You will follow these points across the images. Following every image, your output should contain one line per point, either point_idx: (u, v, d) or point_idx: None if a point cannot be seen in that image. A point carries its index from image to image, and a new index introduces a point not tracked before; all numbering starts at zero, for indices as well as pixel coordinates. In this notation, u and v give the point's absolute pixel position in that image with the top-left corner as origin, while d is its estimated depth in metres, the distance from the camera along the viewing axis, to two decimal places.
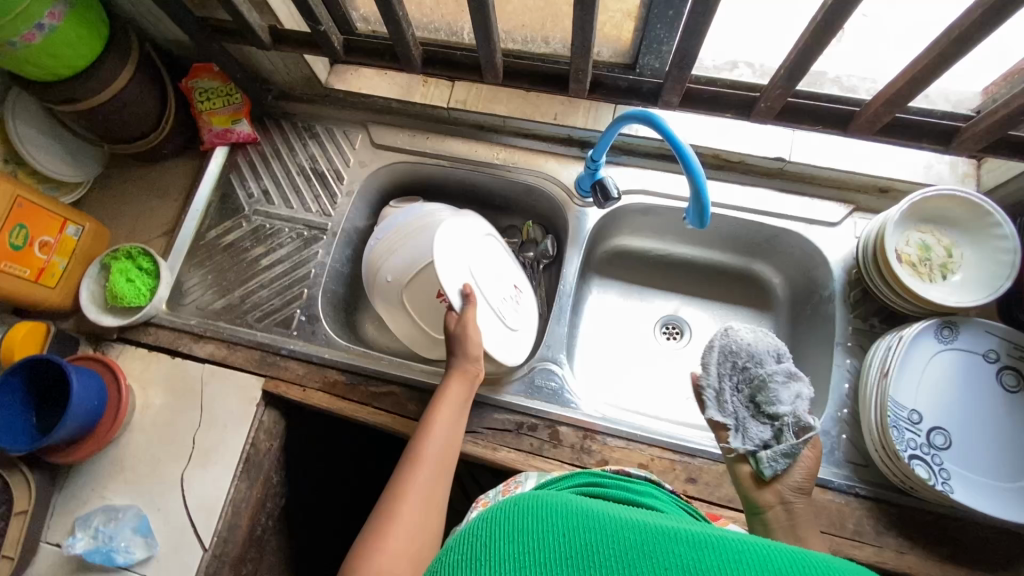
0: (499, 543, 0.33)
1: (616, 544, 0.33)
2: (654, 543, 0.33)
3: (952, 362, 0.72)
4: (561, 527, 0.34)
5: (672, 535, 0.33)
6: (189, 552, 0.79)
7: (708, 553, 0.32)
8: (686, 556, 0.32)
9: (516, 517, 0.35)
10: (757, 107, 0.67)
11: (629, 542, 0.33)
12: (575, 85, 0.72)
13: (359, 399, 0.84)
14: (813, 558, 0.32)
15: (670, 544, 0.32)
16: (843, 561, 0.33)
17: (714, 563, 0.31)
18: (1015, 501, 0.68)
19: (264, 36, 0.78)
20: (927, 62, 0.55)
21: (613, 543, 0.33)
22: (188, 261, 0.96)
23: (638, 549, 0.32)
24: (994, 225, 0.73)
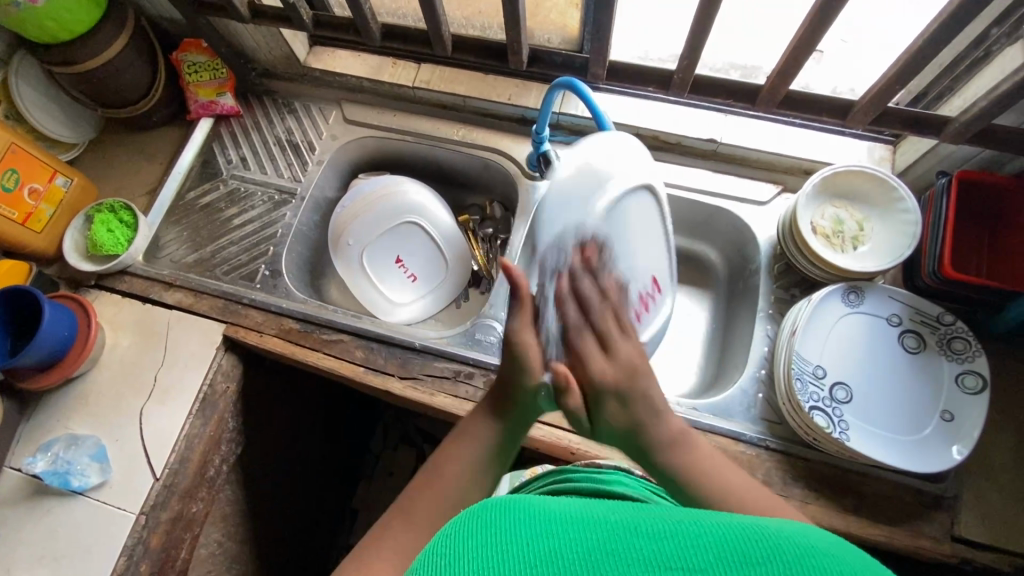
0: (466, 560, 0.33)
1: (580, 546, 0.33)
2: (615, 540, 0.33)
3: (856, 323, 0.77)
4: (528, 536, 0.33)
5: (632, 529, 0.34)
6: (141, 479, 0.84)
7: (665, 544, 0.32)
8: (644, 549, 0.32)
9: (480, 525, 0.35)
10: (672, 81, 0.75)
11: (591, 544, 0.32)
12: (514, 57, 0.81)
13: (311, 345, 0.90)
14: (784, 544, 0.32)
15: (629, 538, 0.33)
16: (813, 542, 0.32)
17: (668, 553, 0.31)
18: (909, 452, 0.71)
19: (243, 9, 0.87)
20: (804, 31, 0.62)
21: (575, 545, 0.33)
22: (166, 218, 1.03)
23: (603, 547, 0.32)
24: (899, 200, 0.79)
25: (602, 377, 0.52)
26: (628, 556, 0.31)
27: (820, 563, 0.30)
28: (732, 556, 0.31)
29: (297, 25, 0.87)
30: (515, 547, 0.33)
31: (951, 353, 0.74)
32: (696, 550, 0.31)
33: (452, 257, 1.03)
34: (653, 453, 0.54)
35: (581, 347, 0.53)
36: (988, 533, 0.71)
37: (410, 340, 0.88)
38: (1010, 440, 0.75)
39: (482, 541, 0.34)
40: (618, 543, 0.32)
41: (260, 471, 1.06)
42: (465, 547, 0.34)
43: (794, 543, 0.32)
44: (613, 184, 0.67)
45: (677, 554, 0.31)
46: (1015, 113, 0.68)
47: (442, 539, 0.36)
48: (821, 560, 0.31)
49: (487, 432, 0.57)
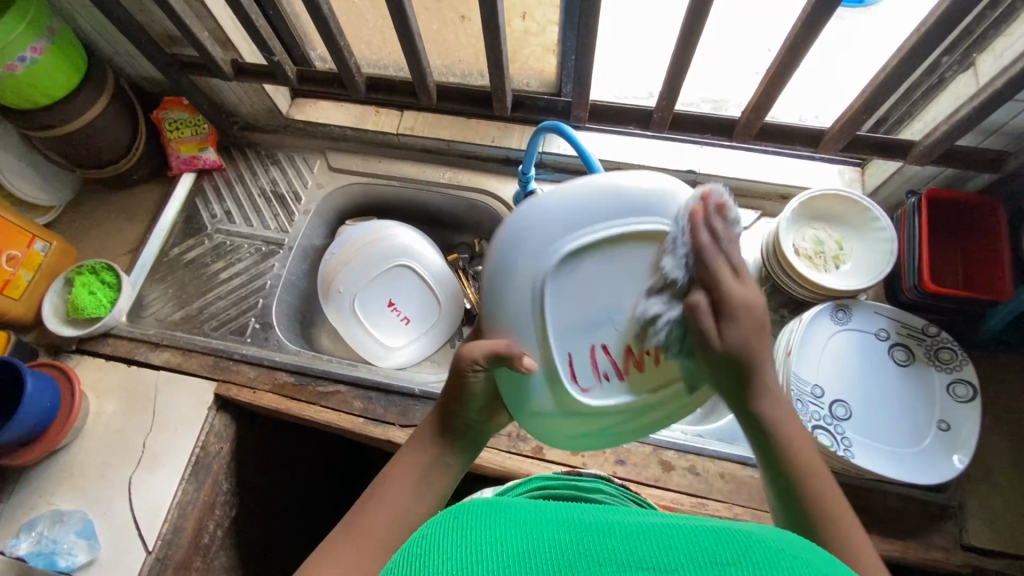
0: (437, 560, 0.33)
1: (552, 545, 0.33)
2: (590, 543, 0.33)
3: (847, 340, 0.79)
4: (500, 539, 0.34)
5: (607, 532, 0.34)
6: (132, 554, 0.80)
7: (638, 546, 0.32)
8: (616, 549, 0.32)
9: (457, 528, 0.35)
10: (652, 118, 0.78)
11: (565, 545, 0.33)
12: (498, 104, 0.83)
13: (307, 398, 0.88)
14: (759, 550, 0.31)
15: (604, 541, 0.33)
16: (785, 544, 0.32)
17: (641, 554, 0.32)
18: (915, 465, 0.72)
19: (226, 68, 0.89)
20: (774, 69, 0.66)
21: (549, 547, 0.33)
22: (150, 277, 1.01)
23: (574, 548, 0.33)
24: (874, 220, 0.82)
25: (740, 299, 0.49)
26: (600, 557, 0.32)
27: (792, 562, 0.30)
28: (704, 557, 0.31)
29: (282, 81, 0.88)
30: (484, 546, 0.34)
31: (939, 363, 0.77)
32: (666, 551, 0.31)
33: (444, 297, 1.03)
34: (752, 393, 0.51)
35: (716, 270, 0.50)
36: (993, 537, 0.73)
37: (409, 387, 0.87)
38: (1006, 444, 0.77)
39: (453, 537, 0.34)
40: (590, 545, 0.33)
41: (254, 533, 1.01)
42: (440, 548, 0.34)
43: (767, 546, 0.32)
44: (536, 238, 0.52)
45: (649, 556, 0.32)
46: (973, 134, 0.74)
47: (418, 533, 0.37)
48: (792, 559, 0.31)
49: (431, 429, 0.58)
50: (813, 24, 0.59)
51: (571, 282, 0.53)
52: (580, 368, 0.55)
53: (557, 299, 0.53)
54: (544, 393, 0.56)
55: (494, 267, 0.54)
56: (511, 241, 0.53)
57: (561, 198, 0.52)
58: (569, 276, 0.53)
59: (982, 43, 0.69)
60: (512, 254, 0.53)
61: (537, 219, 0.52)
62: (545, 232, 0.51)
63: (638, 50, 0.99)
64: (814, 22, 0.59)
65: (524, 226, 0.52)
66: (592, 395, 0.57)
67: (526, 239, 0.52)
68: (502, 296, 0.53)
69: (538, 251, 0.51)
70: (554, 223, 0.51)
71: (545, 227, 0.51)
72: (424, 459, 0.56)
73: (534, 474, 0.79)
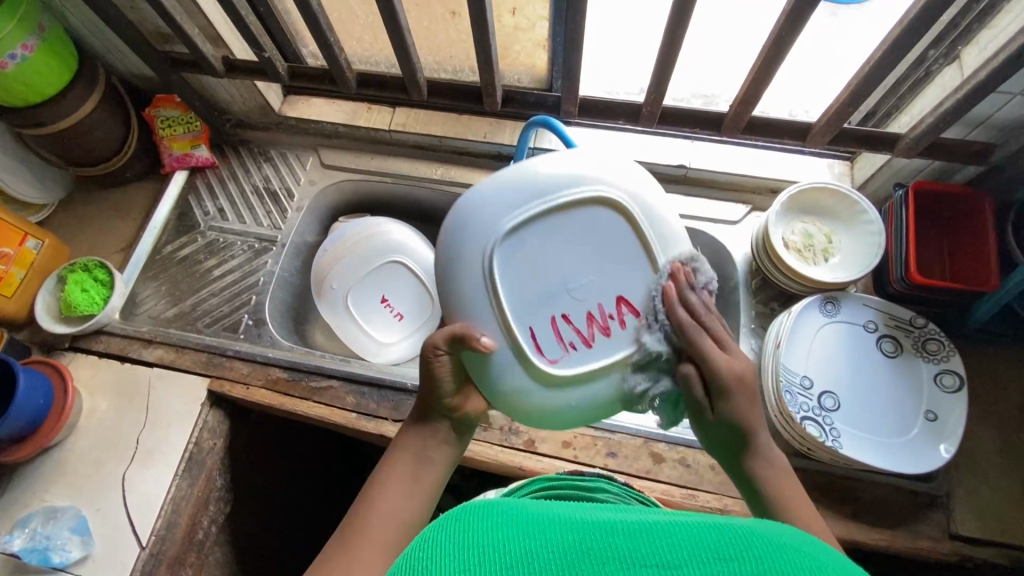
0: (446, 561, 0.35)
1: (556, 546, 0.35)
2: (593, 541, 0.35)
3: (835, 332, 0.80)
4: (505, 540, 0.36)
5: (609, 531, 0.36)
6: (126, 550, 0.80)
7: (640, 543, 0.34)
8: (618, 548, 0.34)
9: (466, 531, 0.38)
10: (642, 113, 0.78)
11: (569, 544, 0.35)
12: (488, 98, 0.83)
13: (300, 394, 0.88)
14: (754, 547, 0.33)
15: (608, 540, 0.35)
16: (781, 541, 0.34)
17: (643, 552, 0.34)
18: (903, 454, 0.73)
19: (217, 65, 0.89)
20: (761, 62, 0.66)
21: (553, 547, 0.35)
22: (143, 274, 1.01)
23: (579, 547, 0.35)
24: (862, 213, 0.83)
25: (726, 372, 0.53)
26: (605, 555, 0.34)
27: (786, 558, 0.32)
28: (705, 554, 0.32)
29: (273, 78, 0.89)
30: (491, 549, 0.35)
31: (927, 354, 0.77)
32: (670, 549, 0.33)
33: (437, 293, 1.04)
34: (750, 458, 0.54)
35: (699, 342, 0.54)
36: (981, 526, 0.73)
37: (401, 382, 0.87)
38: (993, 434, 0.78)
39: (459, 540, 0.37)
40: (594, 545, 0.35)
41: (248, 529, 1.01)
42: (449, 550, 0.36)
43: (766, 542, 0.33)
44: (480, 222, 0.56)
45: (650, 553, 0.33)
46: (959, 127, 0.74)
47: (424, 535, 0.39)
48: (788, 556, 0.32)
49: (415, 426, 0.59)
50: (798, 17, 0.59)
51: (517, 259, 0.57)
52: (545, 341, 0.58)
53: (509, 275, 0.57)
54: (516, 372, 0.58)
55: (447, 256, 0.57)
56: (457, 230, 0.57)
57: (497, 184, 0.57)
58: (516, 253, 0.57)
59: (967, 36, 0.69)
60: (457, 238, 0.57)
61: (478, 206, 0.56)
62: (487, 215, 0.56)
63: (628, 45, 0.99)
64: (799, 14, 0.59)
65: (467, 212, 0.57)
66: (561, 365, 0.58)
67: (469, 224, 0.56)
68: (454, 280, 0.57)
69: (481, 232, 0.56)
70: (494, 206, 0.56)
71: (486, 211, 0.56)
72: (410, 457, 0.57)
73: (526, 467, 0.79)
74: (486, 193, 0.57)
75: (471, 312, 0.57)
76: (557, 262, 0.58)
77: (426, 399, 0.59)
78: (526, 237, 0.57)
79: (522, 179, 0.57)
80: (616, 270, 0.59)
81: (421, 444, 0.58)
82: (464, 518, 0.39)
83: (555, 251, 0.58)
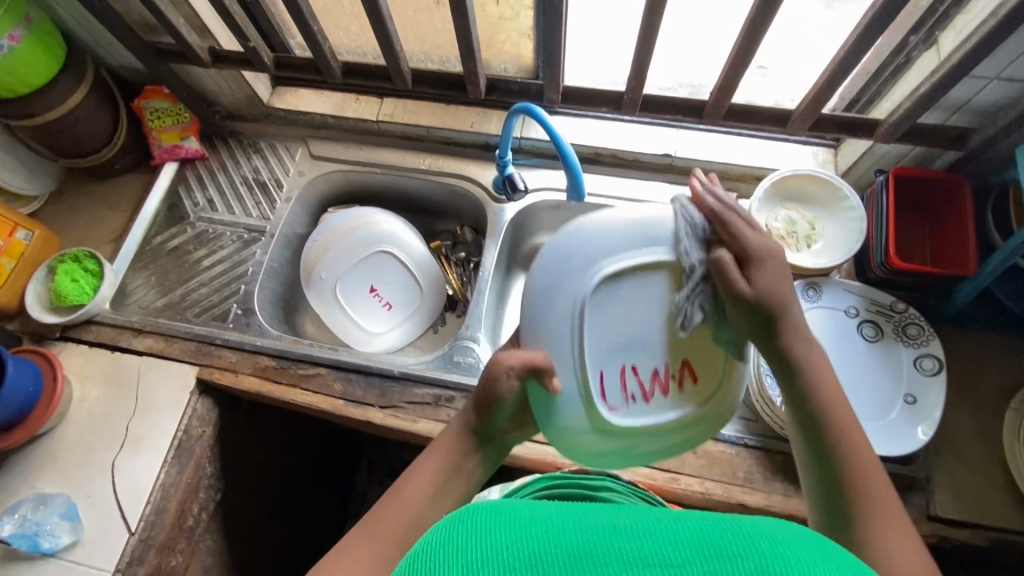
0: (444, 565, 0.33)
1: (559, 547, 0.34)
2: (598, 542, 0.35)
3: (817, 317, 0.80)
4: (504, 542, 0.35)
5: (613, 532, 0.36)
6: (115, 535, 0.81)
7: (646, 544, 0.34)
8: (624, 548, 0.34)
9: (461, 534, 0.36)
10: (623, 100, 0.79)
11: (573, 545, 0.34)
12: (472, 86, 0.84)
13: (288, 381, 0.89)
14: (763, 545, 0.33)
15: (612, 541, 0.34)
16: (787, 538, 0.34)
17: (649, 551, 0.33)
18: (882, 436, 0.74)
19: (203, 55, 0.89)
20: (738, 47, 0.67)
21: (555, 547, 0.34)
22: (133, 265, 1.02)
23: (583, 548, 0.34)
24: (845, 199, 0.83)
25: (756, 243, 0.52)
26: (609, 552, 0.34)
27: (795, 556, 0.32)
28: (712, 551, 0.32)
29: (259, 68, 0.89)
30: (493, 544, 0.35)
31: (907, 338, 0.78)
32: (673, 546, 0.33)
33: (426, 283, 1.04)
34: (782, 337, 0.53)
35: (731, 224, 0.53)
36: (960, 508, 0.74)
37: (388, 368, 0.88)
38: (973, 418, 0.79)
39: (456, 543, 0.35)
40: (597, 542, 0.35)
41: (240, 517, 1.02)
42: (445, 553, 0.34)
43: (770, 539, 0.33)
44: (575, 258, 0.54)
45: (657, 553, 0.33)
46: (938, 112, 0.75)
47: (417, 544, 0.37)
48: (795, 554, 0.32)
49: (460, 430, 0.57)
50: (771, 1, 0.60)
51: (603, 305, 0.54)
52: (610, 388, 0.55)
53: (592, 319, 0.54)
54: (579, 413, 0.55)
55: (533, 287, 0.55)
56: (549, 264, 0.55)
57: (602, 224, 0.54)
58: (601, 297, 0.54)
59: (945, 21, 0.69)
60: (548, 271, 0.55)
61: (577, 242, 0.54)
62: (582, 254, 0.53)
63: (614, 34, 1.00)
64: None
65: (566, 248, 0.54)
66: (620, 415, 0.56)
67: (560, 264, 0.54)
68: (534, 309, 0.55)
69: (575, 270, 0.53)
70: (593, 246, 0.53)
71: (582, 251, 0.54)
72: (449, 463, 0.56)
73: (511, 452, 0.80)
74: (586, 230, 0.54)
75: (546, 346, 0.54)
76: (642, 311, 0.55)
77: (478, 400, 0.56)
78: (616, 283, 0.54)
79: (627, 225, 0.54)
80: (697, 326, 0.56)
81: (462, 451, 0.56)
82: (463, 517, 0.38)
83: (644, 300, 0.54)
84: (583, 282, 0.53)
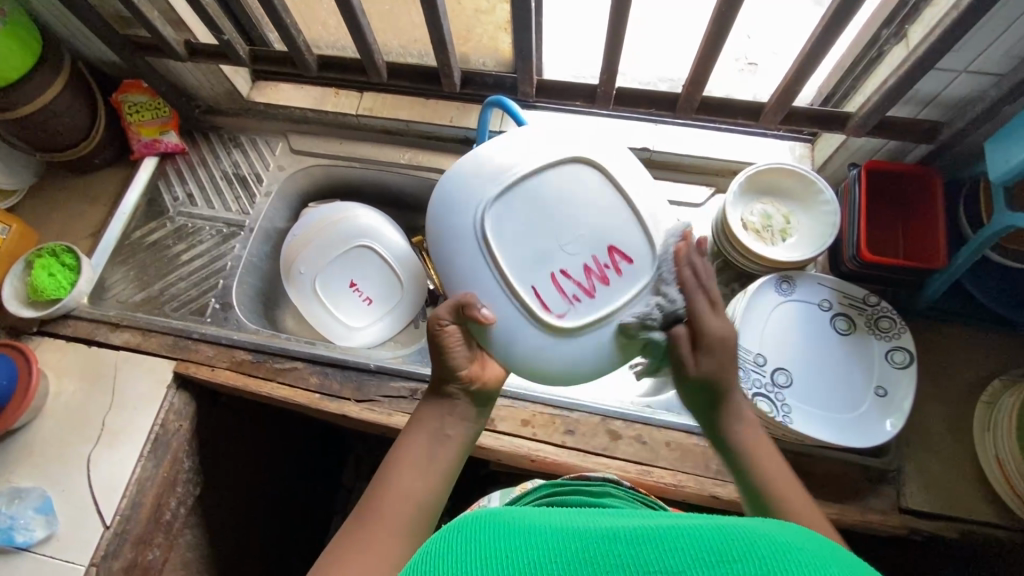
0: None
1: (558, 558, 0.35)
2: (596, 550, 0.35)
3: (791, 311, 0.81)
4: (505, 557, 0.36)
5: (613, 540, 0.35)
6: (90, 530, 0.81)
7: (644, 549, 0.33)
8: (622, 555, 0.33)
9: (463, 546, 0.37)
10: (597, 94, 0.79)
11: (572, 555, 0.35)
12: (446, 80, 0.84)
13: (264, 375, 0.89)
14: (764, 546, 0.32)
15: (611, 548, 0.34)
16: (789, 538, 0.33)
17: (647, 557, 0.33)
18: (852, 429, 0.74)
19: (179, 48, 0.89)
20: (707, 41, 0.67)
21: (555, 560, 0.35)
22: (112, 259, 1.02)
23: (581, 557, 0.34)
24: (819, 193, 0.84)
25: (716, 334, 0.56)
26: (606, 562, 0.33)
27: (794, 556, 0.31)
28: (709, 554, 0.32)
29: (234, 62, 0.89)
30: (494, 558, 0.36)
31: (879, 331, 0.78)
32: (673, 553, 0.32)
33: (406, 278, 1.04)
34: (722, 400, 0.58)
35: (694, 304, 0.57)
36: (930, 500, 0.75)
37: (364, 362, 0.88)
38: (944, 410, 0.79)
39: (457, 557, 0.36)
40: (597, 552, 0.34)
41: (219, 512, 1.02)
42: (448, 567, 0.36)
43: (770, 540, 0.32)
44: (460, 198, 0.60)
45: (654, 558, 0.32)
46: (910, 105, 0.75)
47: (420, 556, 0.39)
48: (798, 557, 0.31)
49: (433, 408, 0.60)
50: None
51: (502, 226, 0.59)
52: (548, 297, 0.59)
53: (497, 239, 0.58)
54: (525, 331, 0.60)
55: (439, 241, 0.62)
56: (440, 215, 0.62)
57: (473, 162, 0.60)
58: (498, 219, 0.59)
59: (914, 14, 0.70)
60: (441, 220, 0.61)
61: (454, 186, 0.61)
62: (464, 191, 0.60)
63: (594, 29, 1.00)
64: None
65: (448, 197, 0.61)
66: (569, 319, 0.59)
67: (449, 209, 0.60)
68: (447, 262, 0.61)
69: (464, 208, 0.59)
70: (470, 181, 0.60)
71: (462, 188, 0.60)
72: (428, 436, 0.58)
73: (485, 445, 0.80)
74: (458, 173, 0.61)
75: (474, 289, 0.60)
76: (542, 216, 0.59)
77: (439, 373, 0.60)
78: (506, 201, 0.59)
79: (493, 153, 0.60)
80: (598, 220, 0.59)
81: (439, 420, 0.59)
82: (467, 528, 0.40)
83: (536, 207, 0.59)
84: (472, 211, 0.59)
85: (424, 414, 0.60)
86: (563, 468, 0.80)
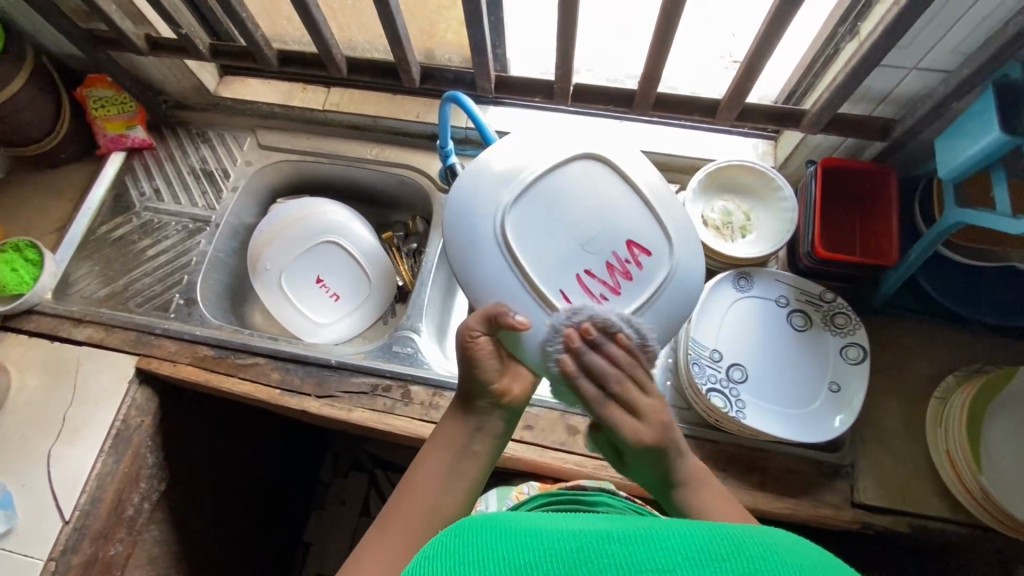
0: None
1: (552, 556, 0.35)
2: (585, 548, 0.36)
3: (747, 307, 0.81)
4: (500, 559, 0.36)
5: (602, 538, 0.36)
6: (50, 525, 0.81)
7: (634, 549, 0.34)
8: (614, 555, 0.34)
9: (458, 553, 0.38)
10: (554, 90, 0.79)
11: (566, 552, 0.35)
12: (406, 75, 0.84)
13: (225, 371, 0.89)
14: (753, 548, 0.34)
15: (601, 546, 0.35)
16: (771, 536, 0.35)
17: (638, 557, 0.34)
18: (804, 424, 0.75)
19: (139, 43, 0.89)
20: (657, 38, 0.67)
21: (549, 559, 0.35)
22: (77, 255, 1.02)
23: (572, 555, 0.35)
24: (778, 191, 0.84)
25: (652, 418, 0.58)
26: (598, 561, 0.34)
27: (778, 555, 0.33)
28: (699, 555, 0.33)
29: (195, 56, 0.88)
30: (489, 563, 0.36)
31: (835, 327, 0.79)
32: (666, 553, 0.34)
33: (375, 274, 1.04)
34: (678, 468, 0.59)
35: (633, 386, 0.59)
36: (884, 494, 0.75)
37: (325, 358, 0.88)
38: (900, 406, 0.80)
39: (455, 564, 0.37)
40: (589, 550, 0.35)
41: (187, 508, 1.02)
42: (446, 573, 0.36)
43: (758, 543, 0.34)
44: (474, 209, 0.65)
45: (645, 557, 0.34)
46: (863, 103, 0.75)
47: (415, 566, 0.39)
48: (780, 556, 0.33)
49: (457, 428, 0.61)
50: None
51: (518, 233, 0.64)
52: (575, 298, 0.63)
53: (516, 244, 0.64)
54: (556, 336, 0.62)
55: (454, 250, 0.65)
56: (453, 225, 0.66)
57: (482, 173, 0.66)
58: (515, 224, 0.64)
59: (865, 12, 0.70)
60: (454, 229, 0.66)
61: (465, 198, 0.66)
62: (477, 200, 0.65)
63: None
64: None
65: (462, 204, 0.66)
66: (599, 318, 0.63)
67: (464, 217, 0.65)
68: (469, 261, 0.64)
69: (486, 213, 0.64)
70: (484, 191, 0.65)
71: (475, 197, 0.65)
72: (450, 455, 0.59)
73: None
74: (469, 184, 0.66)
75: (499, 287, 0.63)
76: (556, 222, 0.64)
77: (469, 390, 0.61)
78: (523, 209, 0.64)
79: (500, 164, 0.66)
80: (609, 221, 0.65)
81: (466, 436, 0.60)
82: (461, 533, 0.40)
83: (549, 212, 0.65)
84: (490, 217, 0.64)
85: (447, 431, 0.61)
86: (522, 463, 0.80)
